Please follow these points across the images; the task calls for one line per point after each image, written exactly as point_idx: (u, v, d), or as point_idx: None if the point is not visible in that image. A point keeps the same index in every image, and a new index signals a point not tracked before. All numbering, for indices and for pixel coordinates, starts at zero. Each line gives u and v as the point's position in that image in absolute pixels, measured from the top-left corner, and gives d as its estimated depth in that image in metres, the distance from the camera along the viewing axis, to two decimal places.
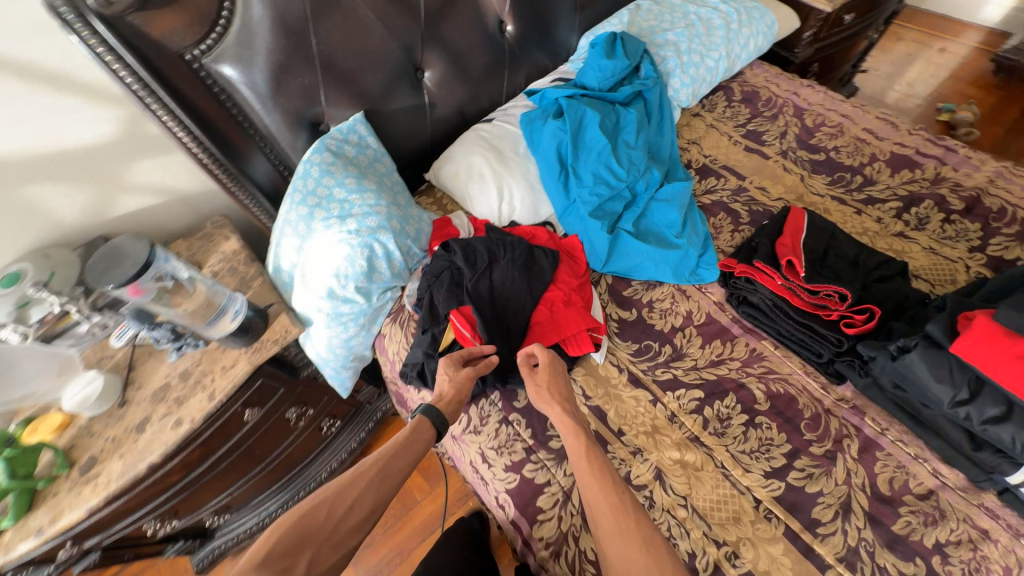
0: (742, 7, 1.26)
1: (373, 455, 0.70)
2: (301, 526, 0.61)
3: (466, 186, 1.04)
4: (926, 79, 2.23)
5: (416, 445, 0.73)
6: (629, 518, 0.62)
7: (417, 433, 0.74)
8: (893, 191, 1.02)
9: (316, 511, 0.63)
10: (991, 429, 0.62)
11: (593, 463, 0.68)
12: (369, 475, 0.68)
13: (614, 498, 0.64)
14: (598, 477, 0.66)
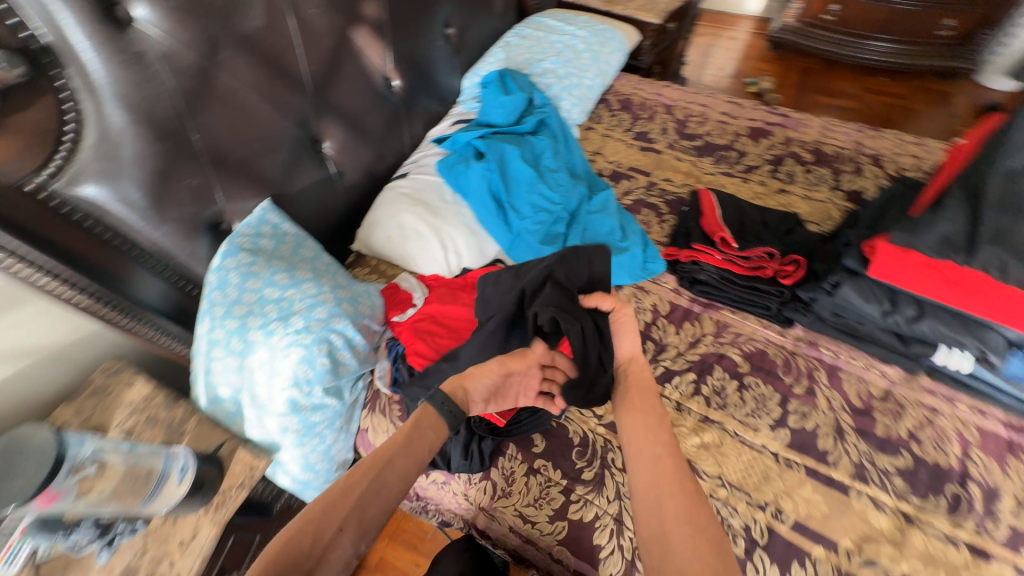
0: (596, 31, 1.43)
1: (371, 455, 0.60)
2: (281, 563, 0.50)
3: (405, 247, 1.00)
4: (730, 62, 2.74)
5: (422, 443, 0.63)
6: (695, 515, 0.56)
7: (420, 430, 0.65)
8: (763, 157, 1.22)
9: (300, 539, 0.52)
10: (917, 326, 0.76)
11: (660, 439, 0.64)
12: (363, 485, 0.57)
13: (667, 483, 0.59)
14: (660, 457, 0.62)
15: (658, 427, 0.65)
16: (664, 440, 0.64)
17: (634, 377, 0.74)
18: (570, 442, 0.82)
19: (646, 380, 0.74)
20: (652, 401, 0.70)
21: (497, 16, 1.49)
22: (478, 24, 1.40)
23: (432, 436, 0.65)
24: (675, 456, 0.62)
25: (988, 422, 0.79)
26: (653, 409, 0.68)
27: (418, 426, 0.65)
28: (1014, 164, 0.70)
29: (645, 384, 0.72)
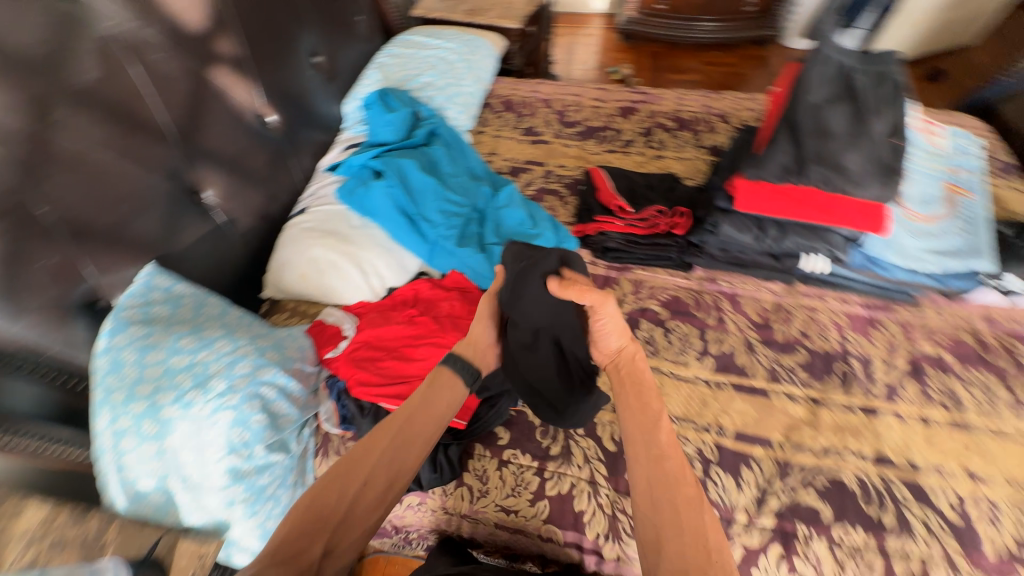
0: (464, 42, 1.49)
1: (392, 415, 0.64)
2: (304, 523, 0.54)
3: (322, 281, 0.98)
4: (591, 56, 3.01)
5: (439, 400, 0.68)
6: (693, 521, 0.55)
7: (440, 387, 0.69)
8: (636, 132, 1.37)
9: (326, 499, 0.55)
10: (783, 242, 0.92)
11: (659, 439, 0.61)
12: (388, 440, 0.61)
13: (663, 484, 0.57)
14: (659, 458, 0.59)
15: (654, 426, 0.62)
16: (662, 444, 0.61)
17: (633, 372, 0.70)
18: (531, 424, 0.85)
19: (647, 376, 0.69)
20: (652, 399, 0.66)
21: (363, 39, 1.49)
22: (345, 49, 1.39)
23: (450, 393, 0.69)
24: (675, 456, 0.60)
25: (852, 307, 0.97)
26: (651, 408, 0.65)
27: (436, 384, 0.69)
28: (811, 99, 0.86)
29: (641, 381, 0.69)
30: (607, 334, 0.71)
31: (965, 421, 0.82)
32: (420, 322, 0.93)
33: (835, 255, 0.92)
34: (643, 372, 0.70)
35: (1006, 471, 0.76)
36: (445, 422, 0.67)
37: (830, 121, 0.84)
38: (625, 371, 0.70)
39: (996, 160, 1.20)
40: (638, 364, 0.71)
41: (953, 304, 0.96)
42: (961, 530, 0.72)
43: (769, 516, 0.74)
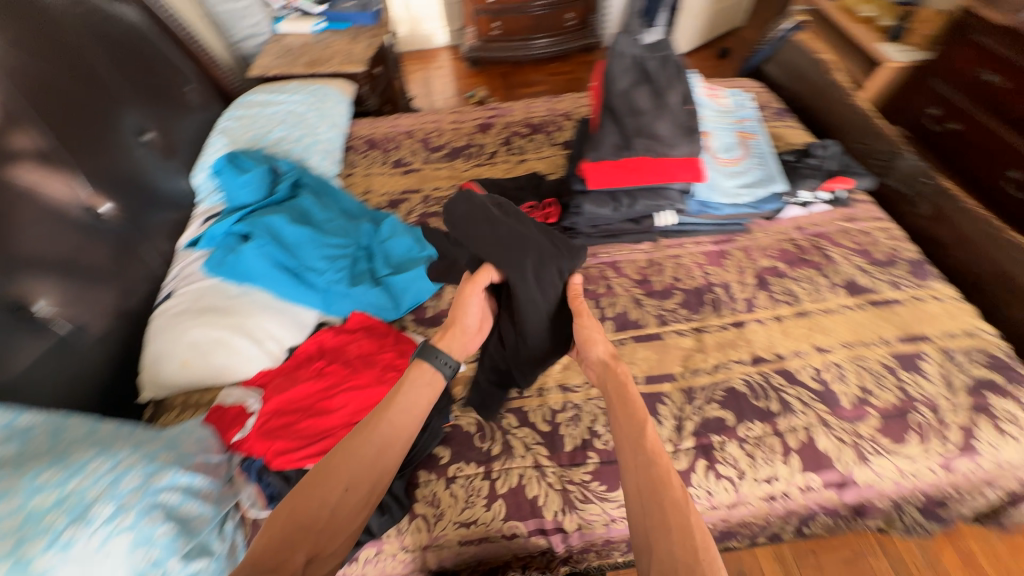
0: (309, 91, 1.48)
1: (370, 419, 0.63)
2: (289, 532, 0.55)
3: (210, 362, 0.90)
4: (447, 86, 3.16)
5: (419, 399, 0.66)
6: (680, 520, 0.53)
7: (416, 384, 0.67)
8: (497, 143, 1.48)
9: (308, 514, 0.56)
10: (636, 208, 1.03)
11: (645, 446, 0.58)
12: (367, 442, 0.61)
13: (650, 492, 0.55)
14: (648, 465, 0.57)
15: (640, 430, 0.60)
16: (647, 452, 0.58)
17: (619, 384, 0.67)
18: (468, 433, 0.87)
19: (635, 389, 0.66)
20: (636, 405, 0.63)
21: (199, 108, 1.41)
22: (180, 121, 1.31)
23: (429, 383, 0.68)
24: (662, 460, 0.58)
25: (705, 246, 1.15)
26: (636, 415, 0.62)
27: (412, 378, 0.67)
28: (619, 86, 1.02)
29: (625, 390, 0.66)
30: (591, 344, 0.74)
31: (804, 310, 1.01)
32: (330, 372, 0.90)
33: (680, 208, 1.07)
34: (629, 386, 0.66)
35: (841, 338, 0.96)
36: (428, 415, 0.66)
37: (638, 101, 1.00)
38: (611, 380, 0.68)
39: (772, 109, 1.52)
40: (628, 383, 0.67)
41: (773, 224, 1.19)
42: (823, 394, 0.89)
43: (689, 438, 0.85)
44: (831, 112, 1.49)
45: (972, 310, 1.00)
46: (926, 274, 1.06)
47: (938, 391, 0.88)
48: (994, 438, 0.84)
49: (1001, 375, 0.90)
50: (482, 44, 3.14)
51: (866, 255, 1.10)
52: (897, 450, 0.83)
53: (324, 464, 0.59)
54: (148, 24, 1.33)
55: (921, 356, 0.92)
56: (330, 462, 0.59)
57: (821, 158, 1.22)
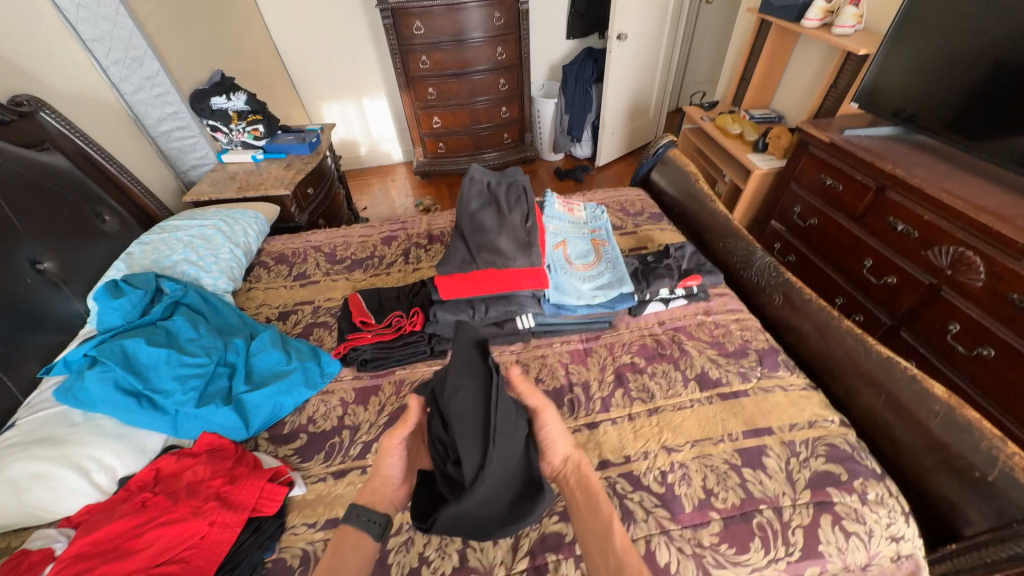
0: (224, 215, 1.60)
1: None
2: None
3: (24, 501, 0.84)
4: (399, 196, 3.43)
5: (348, 566, 0.71)
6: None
7: (348, 550, 0.73)
8: (397, 254, 1.59)
9: None
10: (490, 314, 1.09)
11: (614, 547, 0.68)
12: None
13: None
14: (618, 564, 0.66)
15: (607, 529, 0.70)
16: (615, 550, 0.68)
17: (583, 480, 0.78)
18: (289, 567, 0.82)
19: (596, 481, 0.77)
20: (602, 500, 0.74)
21: (116, 235, 1.52)
22: (89, 248, 1.39)
23: (360, 553, 0.74)
24: (631, 557, 0.67)
25: (572, 344, 1.20)
26: (602, 512, 0.73)
27: (342, 550, 0.73)
28: (470, 207, 1.15)
29: (589, 486, 0.77)
30: (555, 440, 0.82)
31: (657, 407, 1.03)
32: (152, 505, 0.85)
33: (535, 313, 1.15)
34: (594, 483, 0.77)
35: (689, 435, 0.96)
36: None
37: (484, 221, 1.13)
38: (574, 479, 0.79)
39: (649, 213, 1.69)
40: (590, 476, 0.78)
41: (637, 320, 1.26)
42: (666, 499, 0.86)
43: (523, 559, 0.80)
44: (700, 215, 1.66)
45: (817, 398, 1.02)
46: (774, 364, 1.10)
47: (780, 489, 0.86)
48: (839, 540, 0.80)
49: (840, 468, 0.89)
50: (429, 159, 3.39)
51: (719, 347, 1.15)
52: (741, 560, 0.78)
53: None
54: (77, 165, 1.47)
55: (764, 451, 0.92)
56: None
57: (676, 257, 1.33)
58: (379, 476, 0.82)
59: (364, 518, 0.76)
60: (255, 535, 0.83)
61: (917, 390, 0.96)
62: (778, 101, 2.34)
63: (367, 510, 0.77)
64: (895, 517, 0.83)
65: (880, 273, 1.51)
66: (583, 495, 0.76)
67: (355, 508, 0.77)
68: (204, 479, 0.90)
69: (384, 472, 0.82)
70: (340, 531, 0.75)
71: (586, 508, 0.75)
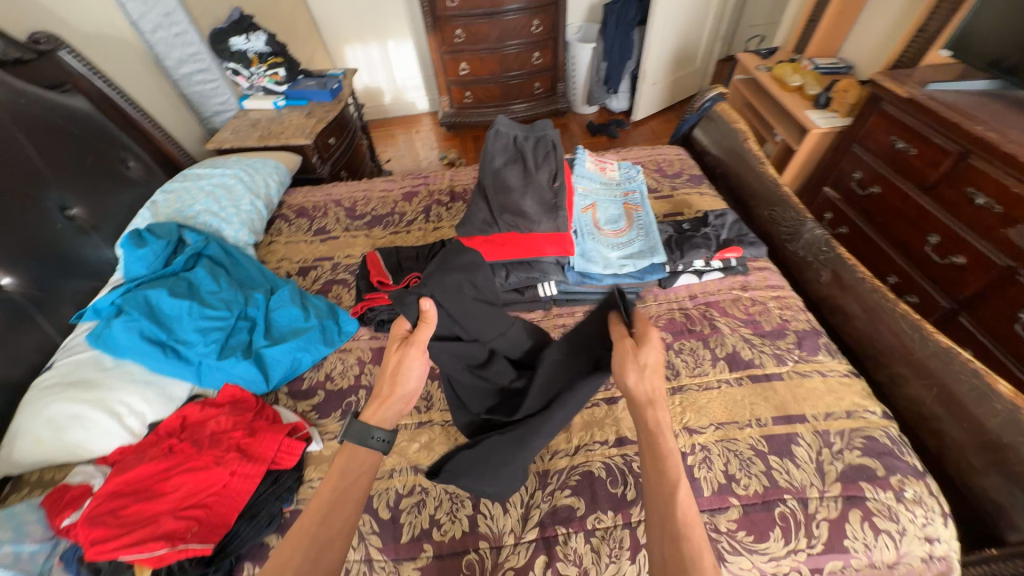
0: (244, 165, 1.57)
1: (308, 509, 0.64)
2: None
3: (63, 440, 0.89)
4: (424, 148, 3.31)
5: (354, 484, 0.68)
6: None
7: (351, 468, 0.69)
8: (417, 211, 1.54)
9: None
10: (509, 280, 1.04)
11: (671, 512, 0.56)
12: (309, 533, 0.61)
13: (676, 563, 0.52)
14: (675, 536, 0.55)
15: (668, 496, 0.58)
16: (674, 520, 0.56)
17: (649, 436, 0.63)
18: None
19: (668, 437, 0.62)
20: (671, 458, 0.60)
21: (140, 181, 1.51)
22: (116, 194, 1.40)
23: (361, 475, 0.69)
24: (692, 529, 0.55)
25: None
26: (668, 475, 0.59)
27: (346, 467, 0.69)
28: (494, 163, 1.07)
29: (658, 443, 0.62)
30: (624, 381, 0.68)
31: (681, 386, 0.97)
32: (179, 450, 0.88)
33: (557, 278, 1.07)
34: (665, 442, 0.61)
35: (713, 417, 0.91)
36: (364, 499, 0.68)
37: (508, 179, 1.05)
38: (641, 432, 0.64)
39: (689, 175, 1.55)
40: (662, 433, 0.62)
41: (666, 292, 1.18)
42: None
43: (532, 530, 0.80)
44: (746, 179, 1.51)
45: (859, 387, 0.94)
46: (814, 347, 1.02)
47: (807, 480, 0.81)
48: (867, 537, 0.76)
49: (876, 462, 0.83)
50: (456, 109, 3.22)
51: (754, 325, 1.07)
52: (758, 548, 0.76)
53: (272, 563, 0.58)
54: (98, 108, 1.45)
55: (794, 440, 0.87)
56: (280, 560, 0.58)
57: (715, 226, 1.22)
58: (390, 395, 0.77)
59: (371, 438, 0.71)
60: (274, 486, 0.87)
61: (977, 385, 0.86)
62: (849, 48, 2.04)
63: (374, 428, 0.72)
64: (933, 518, 0.78)
65: (946, 252, 1.35)
66: (648, 443, 0.62)
67: (360, 426, 0.72)
68: (225, 412, 0.95)
69: (401, 390, 0.78)
70: (341, 446, 0.71)
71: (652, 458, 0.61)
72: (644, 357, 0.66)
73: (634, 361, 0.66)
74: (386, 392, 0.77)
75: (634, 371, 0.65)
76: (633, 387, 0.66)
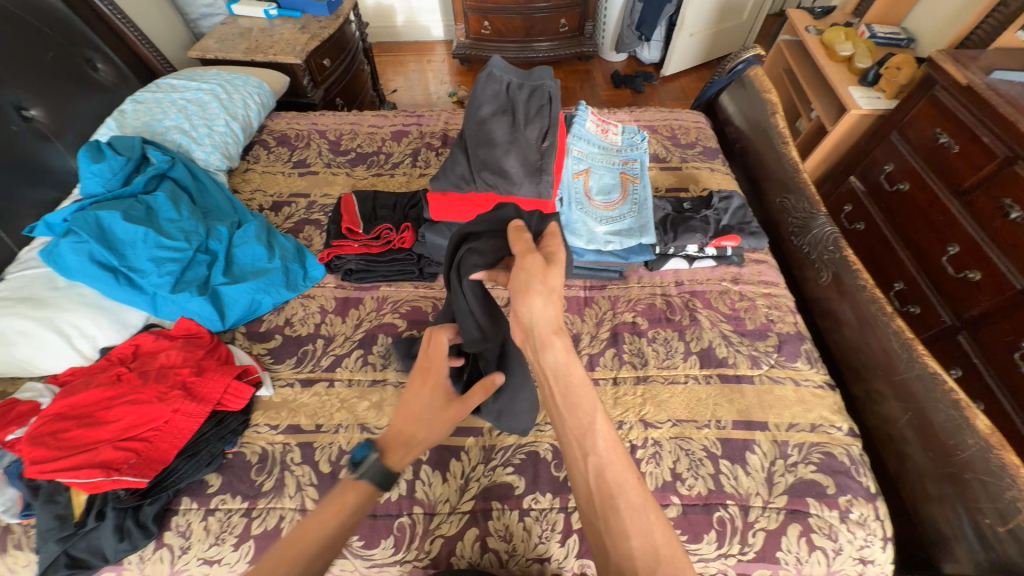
0: (223, 80, 1.44)
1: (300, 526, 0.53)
2: None
3: (10, 355, 0.87)
4: (434, 81, 3.06)
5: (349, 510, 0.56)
6: (639, 524, 0.48)
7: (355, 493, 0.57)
8: (404, 154, 1.43)
9: None
10: None
11: (594, 447, 0.52)
12: (301, 554, 0.51)
13: (606, 499, 0.49)
14: (599, 468, 0.51)
15: (587, 433, 0.52)
16: (596, 455, 0.51)
17: (559, 370, 0.56)
18: (247, 462, 0.85)
19: (577, 373, 0.55)
20: (582, 389, 0.54)
21: (110, 87, 1.40)
22: (82, 99, 1.30)
23: (364, 505, 0.57)
24: (615, 457, 0.51)
25: (573, 290, 1.09)
26: (583, 409, 0.53)
27: (352, 492, 0.57)
28: (480, 113, 0.98)
29: (569, 379, 0.55)
30: (533, 304, 0.58)
31: (647, 376, 0.93)
32: (126, 379, 0.86)
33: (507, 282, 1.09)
34: (574, 373, 0.55)
35: (673, 413, 0.88)
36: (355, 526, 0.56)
37: (492, 133, 0.95)
38: (550, 370, 0.56)
39: (703, 147, 1.41)
40: (568, 366, 0.56)
41: (652, 275, 1.11)
42: None
43: (468, 501, 0.79)
44: (765, 159, 1.37)
45: (830, 400, 0.90)
46: (794, 352, 0.96)
47: (753, 489, 0.80)
48: (801, 552, 0.75)
49: (829, 480, 0.80)
50: (471, 42, 2.93)
51: (736, 322, 1.01)
52: (689, 548, 0.76)
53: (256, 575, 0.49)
54: None
55: (750, 447, 0.84)
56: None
57: (718, 210, 1.12)
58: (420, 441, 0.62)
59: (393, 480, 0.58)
60: (217, 427, 0.86)
61: (955, 418, 0.81)
62: (914, 17, 1.79)
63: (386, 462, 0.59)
64: (873, 541, 0.76)
65: (962, 265, 1.26)
66: (560, 378, 0.55)
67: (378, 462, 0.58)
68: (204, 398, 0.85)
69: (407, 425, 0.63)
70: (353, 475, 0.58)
71: (568, 393, 0.54)
72: (551, 278, 0.60)
73: (534, 278, 0.59)
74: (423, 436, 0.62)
75: (540, 292, 0.58)
76: (537, 315, 0.58)
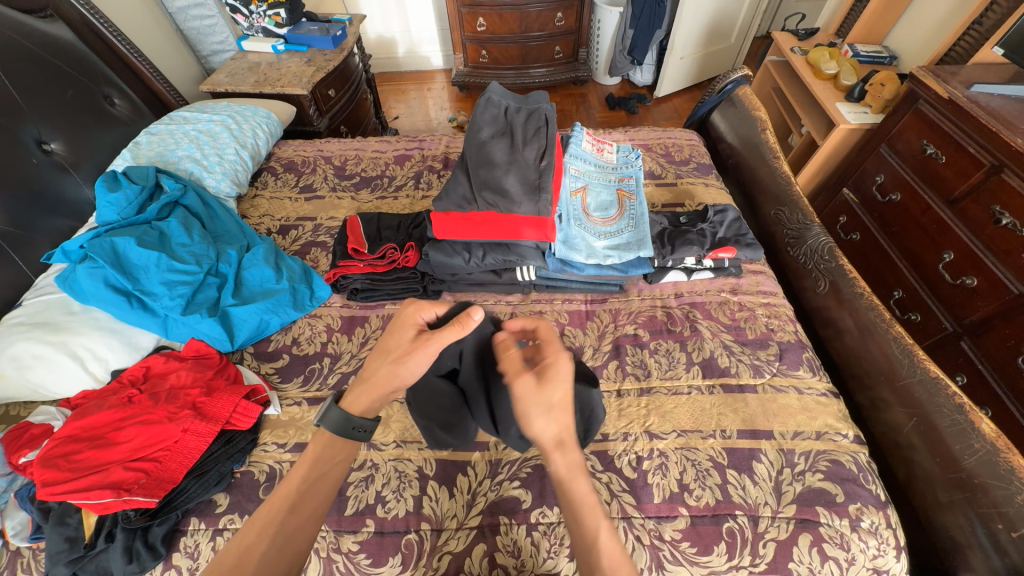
0: (234, 111, 1.50)
1: (272, 496, 0.60)
2: None
3: (24, 380, 0.89)
4: (434, 108, 3.16)
5: (326, 479, 0.64)
6: None
7: (329, 459, 0.66)
8: (407, 177, 1.48)
9: None
10: (486, 260, 1.01)
11: (599, 559, 0.56)
12: (274, 519, 0.58)
13: None
14: None
15: (592, 548, 0.57)
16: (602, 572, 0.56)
17: (561, 484, 0.61)
18: (255, 481, 0.86)
19: (581, 487, 0.61)
20: (588, 505, 0.60)
21: (126, 121, 1.47)
22: (100, 133, 1.36)
23: (340, 466, 0.66)
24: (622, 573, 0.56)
25: (574, 305, 1.11)
26: (587, 527, 0.58)
27: (320, 455, 0.65)
28: (480, 136, 1.02)
29: (576, 499, 0.60)
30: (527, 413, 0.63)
31: (650, 387, 0.94)
32: (136, 401, 0.87)
33: (510, 297, 1.12)
34: (580, 491, 0.60)
35: (677, 424, 0.89)
36: (337, 487, 0.65)
37: (493, 153, 0.99)
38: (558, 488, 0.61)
39: (697, 164, 1.45)
40: (571, 480, 0.61)
41: (652, 287, 1.13)
42: (635, 486, 0.82)
43: (475, 517, 0.79)
44: (757, 173, 1.41)
45: (834, 408, 0.90)
46: (796, 361, 0.97)
47: (761, 498, 0.79)
48: (814, 562, 0.74)
49: (837, 488, 0.80)
50: (469, 70, 3.04)
51: (736, 332, 1.03)
52: (700, 561, 0.75)
53: (235, 543, 0.56)
54: (83, 39, 1.39)
55: (756, 456, 0.84)
56: (244, 543, 0.55)
57: (713, 223, 1.15)
58: (376, 381, 0.69)
59: (353, 429, 0.66)
60: (226, 446, 0.87)
61: (960, 422, 0.81)
62: (896, 35, 1.86)
63: (358, 419, 0.67)
64: (886, 550, 0.75)
65: (958, 272, 1.27)
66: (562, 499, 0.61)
67: (339, 413, 0.66)
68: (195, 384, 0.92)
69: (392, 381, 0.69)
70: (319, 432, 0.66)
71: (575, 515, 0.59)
72: (549, 394, 0.64)
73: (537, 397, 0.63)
74: (379, 378, 0.69)
75: (539, 410, 0.63)
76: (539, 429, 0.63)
